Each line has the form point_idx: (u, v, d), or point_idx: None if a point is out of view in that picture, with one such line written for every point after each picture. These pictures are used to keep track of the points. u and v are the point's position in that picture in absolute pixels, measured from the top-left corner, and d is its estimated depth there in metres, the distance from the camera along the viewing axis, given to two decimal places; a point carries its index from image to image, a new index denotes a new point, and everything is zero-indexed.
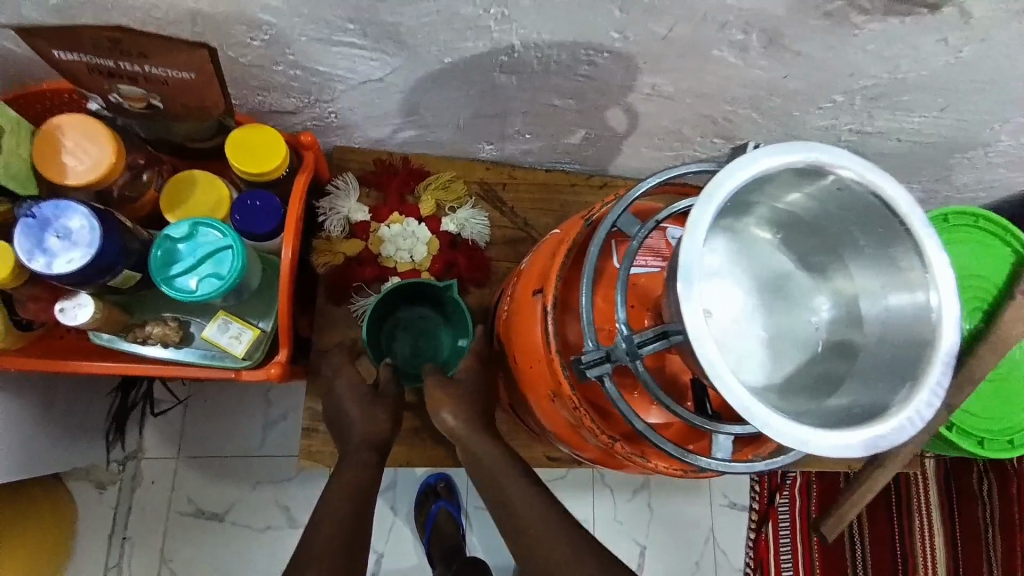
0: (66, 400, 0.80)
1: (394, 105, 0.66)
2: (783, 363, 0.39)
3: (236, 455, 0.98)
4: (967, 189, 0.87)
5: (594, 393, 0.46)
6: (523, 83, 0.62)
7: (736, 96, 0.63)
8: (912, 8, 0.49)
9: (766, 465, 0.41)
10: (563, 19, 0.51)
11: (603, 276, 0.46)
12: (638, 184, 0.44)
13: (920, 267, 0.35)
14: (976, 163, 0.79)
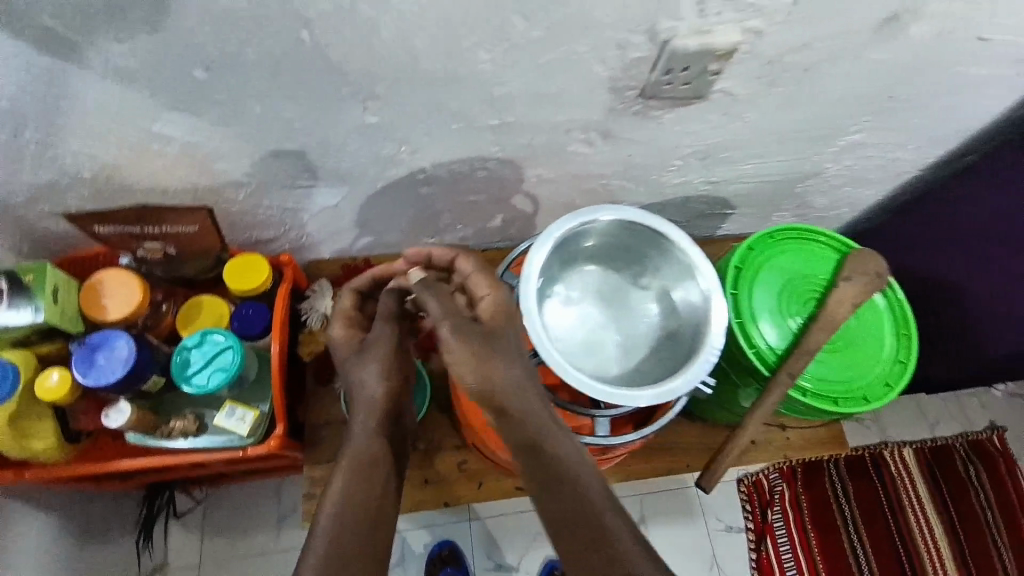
0: (87, 508, 0.94)
1: (349, 221, 0.86)
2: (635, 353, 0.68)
3: (252, 549, 1.06)
4: (831, 209, 1.06)
5: None
6: (441, 190, 0.82)
7: (602, 172, 0.83)
8: (688, 100, 0.68)
9: (636, 436, 0.64)
10: (452, 146, 0.72)
11: None
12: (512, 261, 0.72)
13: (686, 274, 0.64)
14: (822, 189, 0.99)
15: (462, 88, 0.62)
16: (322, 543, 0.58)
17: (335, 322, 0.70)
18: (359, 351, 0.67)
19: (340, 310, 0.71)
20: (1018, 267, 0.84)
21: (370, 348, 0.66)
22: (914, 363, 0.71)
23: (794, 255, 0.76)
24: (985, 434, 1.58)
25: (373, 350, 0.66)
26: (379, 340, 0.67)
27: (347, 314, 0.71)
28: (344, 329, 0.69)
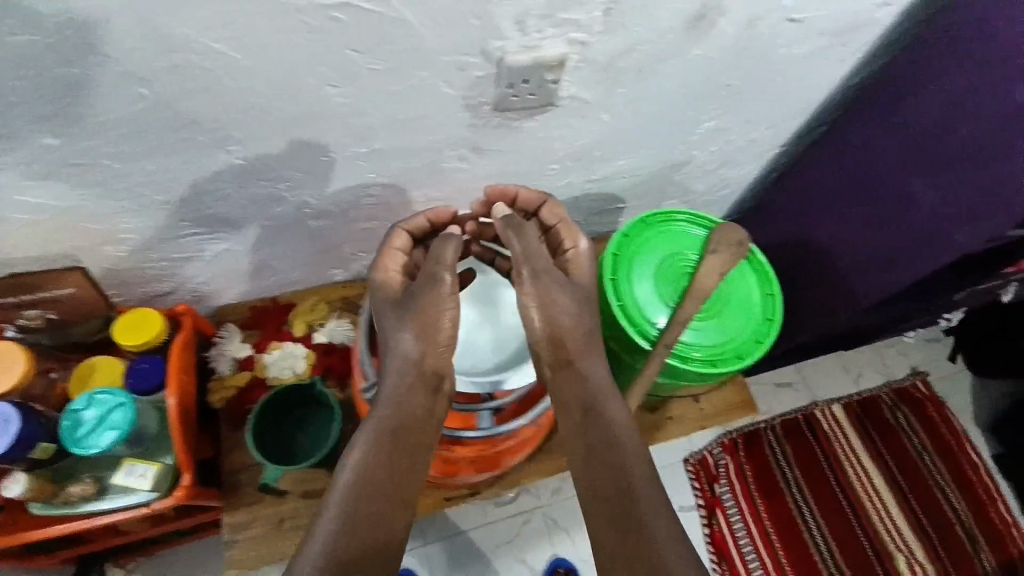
0: None
1: (247, 264, 0.87)
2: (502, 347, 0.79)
3: None
4: (718, 192, 1.13)
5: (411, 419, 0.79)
6: (332, 222, 0.83)
7: (486, 185, 0.87)
8: (541, 108, 0.73)
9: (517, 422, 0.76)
10: (328, 177, 0.74)
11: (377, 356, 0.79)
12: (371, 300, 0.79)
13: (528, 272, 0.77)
14: (702, 175, 1.06)
15: (322, 124, 0.66)
16: (336, 514, 0.60)
17: (392, 276, 0.75)
18: (400, 309, 0.71)
19: (388, 270, 0.75)
20: (873, 215, 0.89)
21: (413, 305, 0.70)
22: (780, 319, 0.79)
23: (666, 235, 0.82)
24: (909, 381, 1.65)
25: (421, 303, 0.70)
26: (426, 294, 0.70)
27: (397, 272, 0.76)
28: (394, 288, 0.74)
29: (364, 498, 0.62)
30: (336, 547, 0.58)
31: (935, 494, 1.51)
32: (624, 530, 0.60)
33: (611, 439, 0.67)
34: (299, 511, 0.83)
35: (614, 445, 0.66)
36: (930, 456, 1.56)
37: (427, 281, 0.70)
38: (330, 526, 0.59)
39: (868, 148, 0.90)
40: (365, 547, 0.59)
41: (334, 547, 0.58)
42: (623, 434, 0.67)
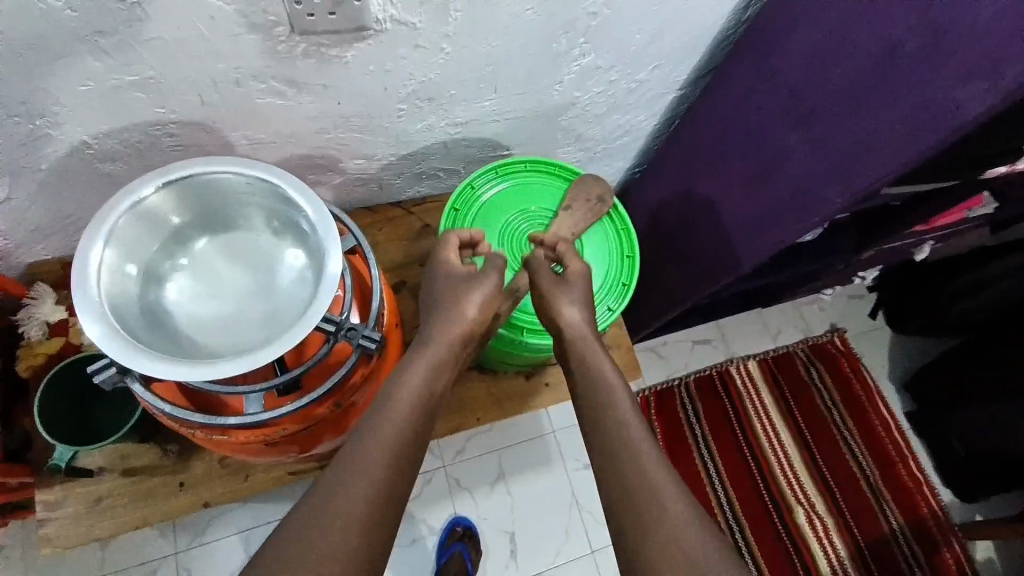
0: None
1: (44, 216, 0.75)
2: (286, 306, 0.58)
3: None
4: (615, 139, 1.03)
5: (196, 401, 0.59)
6: (134, 168, 0.72)
7: (323, 127, 0.76)
8: (356, 34, 0.62)
9: (331, 383, 0.59)
10: (101, 112, 0.62)
11: None
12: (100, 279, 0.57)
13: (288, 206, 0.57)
14: (592, 120, 0.96)
15: (57, 43, 0.53)
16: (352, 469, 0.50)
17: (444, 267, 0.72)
18: (452, 291, 0.69)
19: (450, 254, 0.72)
20: (753, 171, 0.82)
21: (456, 289, 0.69)
22: (634, 283, 0.77)
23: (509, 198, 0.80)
24: (827, 337, 1.65)
25: (462, 292, 0.69)
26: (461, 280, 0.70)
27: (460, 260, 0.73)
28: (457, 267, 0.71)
29: (388, 459, 0.52)
30: (354, 512, 0.48)
31: (840, 448, 1.52)
32: (627, 479, 0.54)
33: (600, 402, 0.61)
34: (116, 489, 0.75)
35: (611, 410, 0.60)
36: (840, 411, 1.56)
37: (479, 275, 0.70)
38: (347, 484, 0.49)
39: (748, 91, 0.82)
40: (379, 513, 0.49)
41: (350, 513, 0.48)
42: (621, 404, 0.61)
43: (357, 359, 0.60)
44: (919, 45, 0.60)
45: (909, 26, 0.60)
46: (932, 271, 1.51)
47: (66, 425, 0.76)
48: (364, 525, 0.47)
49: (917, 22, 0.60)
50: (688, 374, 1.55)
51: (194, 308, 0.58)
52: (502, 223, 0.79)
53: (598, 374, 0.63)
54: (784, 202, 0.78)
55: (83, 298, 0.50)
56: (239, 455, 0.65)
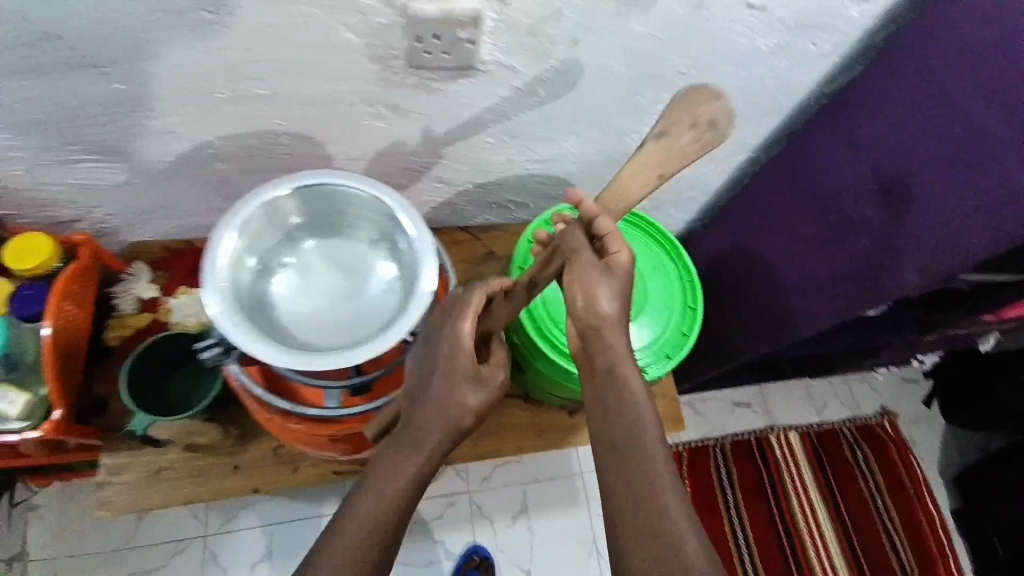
0: None
1: (156, 201, 0.82)
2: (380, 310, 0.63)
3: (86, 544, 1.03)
4: (681, 192, 1.05)
5: (280, 388, 0.66)
6: (242, 168, 0.78)
7: (414, 150, 0.81)
8: (462, 72, 0.67)
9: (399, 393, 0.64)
10: (228, 117, 0.69)
11: None
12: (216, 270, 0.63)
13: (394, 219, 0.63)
14: None
15: (206, 55, 0.60)
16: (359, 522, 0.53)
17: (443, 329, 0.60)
18: (450, 367, 0.59)
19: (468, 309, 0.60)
20: (822, 231, 0.82)
21: (457, 356, 0.59)
22: (694, 335, 0.75)
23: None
24: (875, 419, 1.57)
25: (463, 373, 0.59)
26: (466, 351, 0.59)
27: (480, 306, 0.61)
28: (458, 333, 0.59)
29: (389, 506, 0.54)
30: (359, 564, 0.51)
31: (880, 538, 1.43)
32: (642, 513, 0.52)
33: (630, 449, 0.55)
34: (176, 463, 0.80)
35: (642, 458, 0.55)
36: (883, 499, 1.48)
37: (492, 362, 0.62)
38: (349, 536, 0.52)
39: (825, 159, 0.83)
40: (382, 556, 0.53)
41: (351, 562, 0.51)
42: (651, 451, 0.56)
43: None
44: (1012, 133, 0.62)
45: (982, 107, 0.65)
46: (996, 365, 1.40)
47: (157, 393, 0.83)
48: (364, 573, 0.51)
49: (994, 104, 0.64)
50: (727, 435, 1.50)
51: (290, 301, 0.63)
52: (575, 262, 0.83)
53: (630, 398, 0.58)
54: (853, 269, 0.78)
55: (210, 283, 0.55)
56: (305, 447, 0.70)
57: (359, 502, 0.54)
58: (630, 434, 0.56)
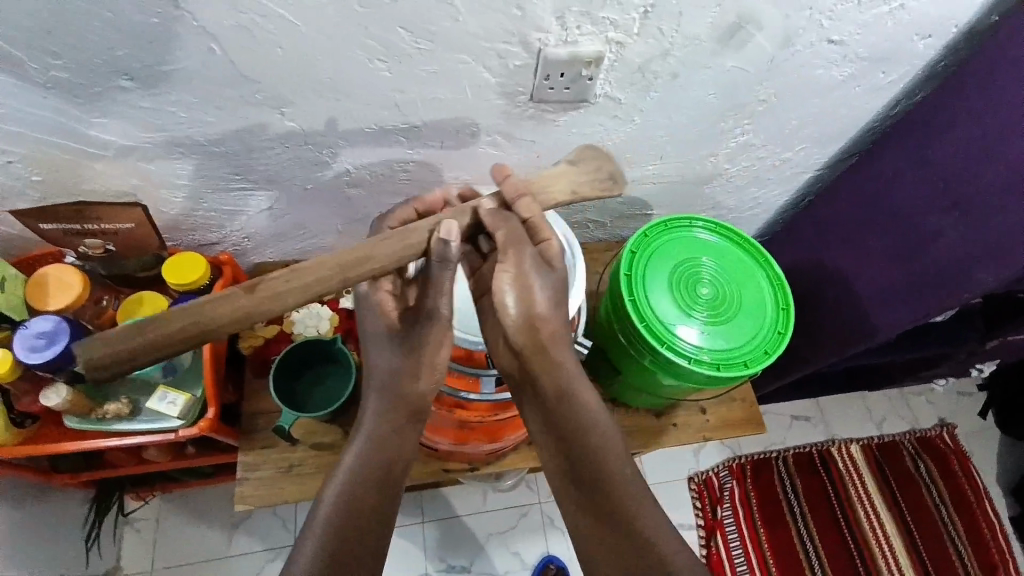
0: (38, 498, 0.99)
1: (287, 224, 0.92)
2: None
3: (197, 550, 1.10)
4: (746, 210, 1.12)
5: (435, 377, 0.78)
6: (368, 193, 0.88)
7: (517, 175, 0.91)
8: (574, 104, 0.77)
9: None
10: (369, 148, 0.79)
11: None
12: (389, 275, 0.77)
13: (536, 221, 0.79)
14: (732, 191, 1.06)
15: (367, 96, 0.70)
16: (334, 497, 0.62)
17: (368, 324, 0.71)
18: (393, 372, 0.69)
19: (379, 301, 0.71)
20: (894, 247, 0.89)
21: (396, 362, 0.69)
22: (788, 334, 0.83)
23: (689, 244, 0.88)
24: (935, 431, 1.58)
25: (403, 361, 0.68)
26: (399, 351, 0.69)
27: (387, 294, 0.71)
28: (380, 346, 0.70)
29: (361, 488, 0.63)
30: (336, 535, 0.60)
31: (950, 551, 1.43)
32: (608, 500, 0.64)
33: (583, 439, 0.67)
34: (307, 460, 0.88)
35: (594, 449, 0.67)
36: (950, 512, 1.47)
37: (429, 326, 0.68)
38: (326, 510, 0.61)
39: (894, 175, 0.90)
40: (361, 532, 0.61)
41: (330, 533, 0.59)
42: (604, 442, 0.67)
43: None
44: None
45: None
46: None
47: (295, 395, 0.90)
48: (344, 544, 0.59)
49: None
50: (789, 448, 1.52)
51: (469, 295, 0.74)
52: (674, 265, 0.86)
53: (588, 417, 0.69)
54: (925, 280, 0.85)
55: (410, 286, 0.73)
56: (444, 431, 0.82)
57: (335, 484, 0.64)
58: (583, 427, 0.68)
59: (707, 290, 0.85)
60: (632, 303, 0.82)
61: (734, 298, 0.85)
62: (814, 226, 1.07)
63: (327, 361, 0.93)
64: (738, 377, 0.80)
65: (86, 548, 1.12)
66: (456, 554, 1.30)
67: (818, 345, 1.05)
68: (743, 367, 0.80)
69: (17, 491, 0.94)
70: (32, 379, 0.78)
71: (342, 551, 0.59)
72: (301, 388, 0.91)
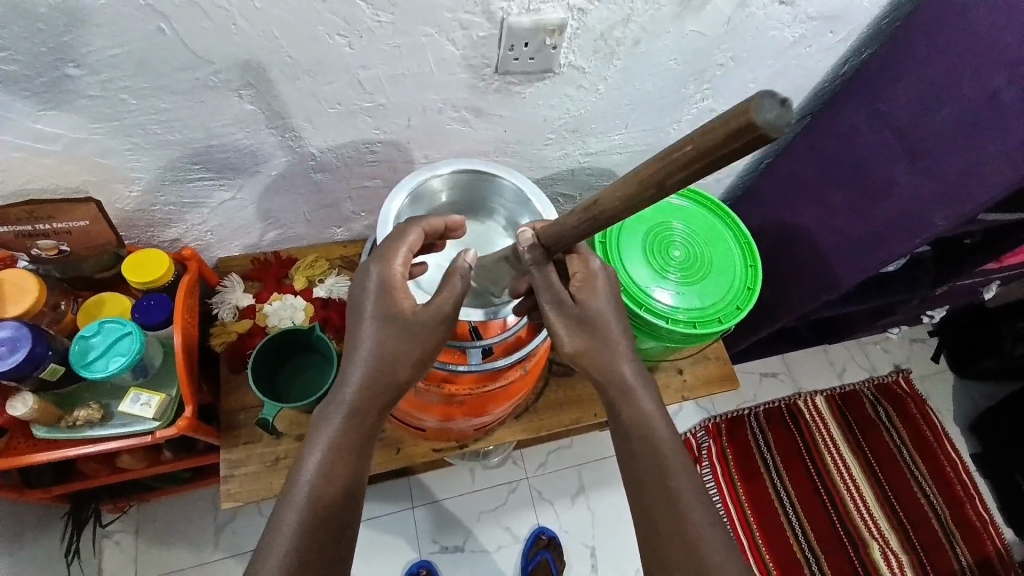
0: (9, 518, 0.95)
1: (252, 215, 0.89)
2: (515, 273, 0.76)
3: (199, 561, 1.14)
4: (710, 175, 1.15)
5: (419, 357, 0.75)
6: (336, 177, 0.86)
7: (486, 150, 0.90)
8: (541, 75, 0.77)
9: (528, 349, 0.76)
10: (335, 129, 0.77)
11: None
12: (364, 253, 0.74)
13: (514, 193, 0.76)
14: None
15: (330, 74, 0.68)
16: (300, 501, 0.56)
17: (367, 294, 0.62)
18: (384, 357, 0.61)
19: (390, 271, 0.62)
20: (858, 201, 0.93)
21: (385, 346, 0.61)
22: (758, 288, 0.87)
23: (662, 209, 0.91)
24: (891, 377, 1.68)
25: (399, 341, 0.61)
26: (393, 336, 0.61)
27: (402, 270, 0.62)
28: (375, 321, 0.61)
29: (328, 489, 0.57)
30: (300, 549, 0.53)
31: (910, 486, 1.53)
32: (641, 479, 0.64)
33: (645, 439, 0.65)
34: (293, 451, 0.86)
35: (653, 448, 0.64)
36: (909, 452, 1.58)
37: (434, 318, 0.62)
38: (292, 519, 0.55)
39: (847, 131, 0.94)
40: (325, 542, 0.55)
41: (297, 545, 0.54)
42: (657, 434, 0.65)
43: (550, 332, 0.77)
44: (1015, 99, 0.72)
45: (1003, 81, 0.74)
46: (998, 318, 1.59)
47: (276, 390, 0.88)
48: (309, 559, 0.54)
49: (1012, 76, 0.73)
50: (761, 403, 1.59)
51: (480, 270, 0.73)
52: (646, 231, 0.88)
53: (649, 430, 0.65)
54: (881, 229, 0.90)
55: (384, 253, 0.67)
56: (431, 411, 0.80)
57: (308, 467, 0.58)
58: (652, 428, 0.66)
59: (679, 252, 0.87)
60: (610, 269, 0.83)
61: (706, 259, 0.88)
62: (773, 187, 1.11)
63: (307, 353, 0.93)
64: (715, 333, 0.83)
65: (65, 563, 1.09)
66: (449, 533, 1.31)
67: (786, 301, 1.10)
68: (719, 323, 0.83)
69: None
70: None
71: (311, 555, 0.54)
72: (282, 383, 0.90)
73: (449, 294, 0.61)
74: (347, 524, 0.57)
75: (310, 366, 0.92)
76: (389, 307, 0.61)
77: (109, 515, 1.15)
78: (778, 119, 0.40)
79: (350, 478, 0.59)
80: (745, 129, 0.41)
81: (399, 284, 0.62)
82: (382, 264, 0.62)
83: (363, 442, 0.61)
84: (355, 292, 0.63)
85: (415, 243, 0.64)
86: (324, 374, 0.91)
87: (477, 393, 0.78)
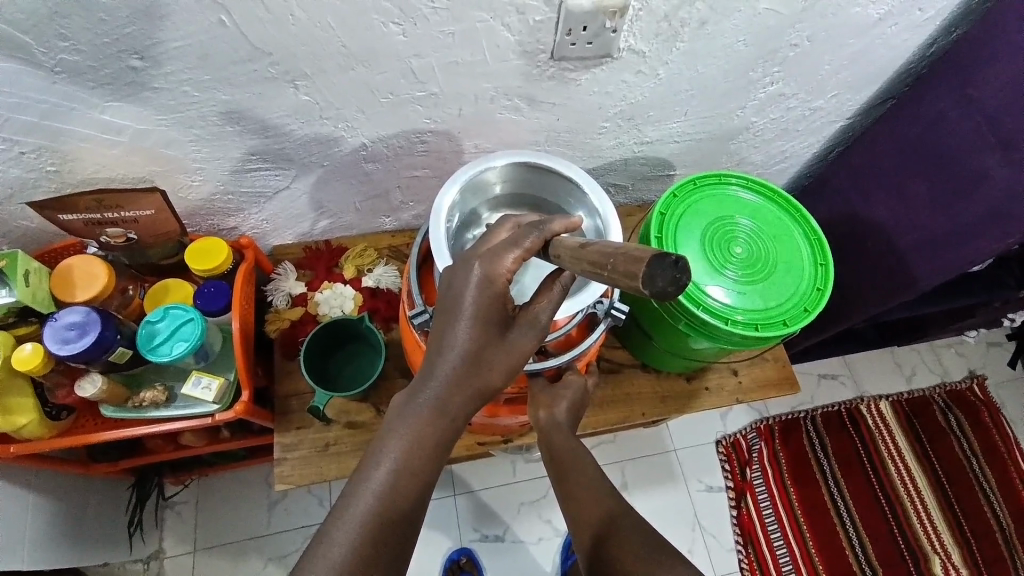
0: (81, 486, 1.01)
1: (305, 205, 0.90)
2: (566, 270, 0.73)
3: (255, 535, 1.20)
4: (774, 164, 1.08)
5: None
6: (386, 167, 0.86)
7: (537, 139, 0.88)
8: (598, 60, 0.74)
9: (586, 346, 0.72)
10: (385, 120, 0.77)
11: (431, 296, 0.73)
12: (419, 241, 0.74)
13: (574, 186, 0.73)
14: (759, 145, 1.01)
15: (382, 63, 0.67)
16: (371, 500, 0.52)
17: (467, 293, 0.52)
18: (478, 360, 0.53)
19: (498, 273, 0.52)
20: (944, 194, 0.84)
21: (480, 350, 0.53)
22: (829, 290, 0.81)
23: (723, 202, 0.85)
24: (965, 384, 1.55)
25: (493, 349, 0.54)
26: (489, 341, 0.53)
27: (510, 277, 0.52)
28: (473, 325, 0.52)
29: (400, 493, 0.52)
30: (362, 555, 0.50)
31: (979, 500, 1.42)
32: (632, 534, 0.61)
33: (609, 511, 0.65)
34: (342, 438, 0.88)
35: (612, 521, 0.63)
36: (981, 464, 1.46)
37: (519, 327, 0.55)
38: (360, 521, 0.51)
39: (933, 116, 0.85)
40: (394, 545, 0.52)
41: (359, 549, 0.50)
42: (616, 509, 0.65)
43: (603, 331, 0.74)
44: None
45: None
46: None
47: (327, 378, 0.91)
48: (369, 568, 0.50)
49: None
50: (818, 406, 1.51)
51: (524, 284, 0.70)
52: (705, 225, 0.83)
53: (603, 503, 0.66)
54: (969, 226, 0.82)
55: (436, 237, 0.67)
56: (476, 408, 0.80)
57: (380, 470, 0.53)
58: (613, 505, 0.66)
59: (740, 249, 0.83)
60: None
61: (770, 256, 0.83)
62: (843, 178, 1.03)
63: (356, 342, 0.94)
64: (779, 336, 0.78)
65: (130, 533, 1.16)
66: (490, 522, 1.32)
67: (854, 300, 1.03)
68: (783, 326, 0.78)
69: (59, 480, 0.96)
70: (67, 370, 0.78)
71: (373, 564, 0.50)
72: (332, 371, 0.92)
73: (547, 304, 0.56)
74: (411, 528, 0.53)
75: (359, 356, 0.94)
76: (492, 311, 0.53)
77: (172, 489, 1.21)
78: (666, 288, 0.41)
79: (421, 484, 0.54)
80: (638, 290, 0.42)
81: (506, 292, 0.53)
82: (487, 267, 0.52)
83: (439, 454, 0.55)
84: (448, 283, 0.53)
85: (533, 247, 0.53)
86: (372, 364, 0.93)
87: (526, 389, 0.77)
